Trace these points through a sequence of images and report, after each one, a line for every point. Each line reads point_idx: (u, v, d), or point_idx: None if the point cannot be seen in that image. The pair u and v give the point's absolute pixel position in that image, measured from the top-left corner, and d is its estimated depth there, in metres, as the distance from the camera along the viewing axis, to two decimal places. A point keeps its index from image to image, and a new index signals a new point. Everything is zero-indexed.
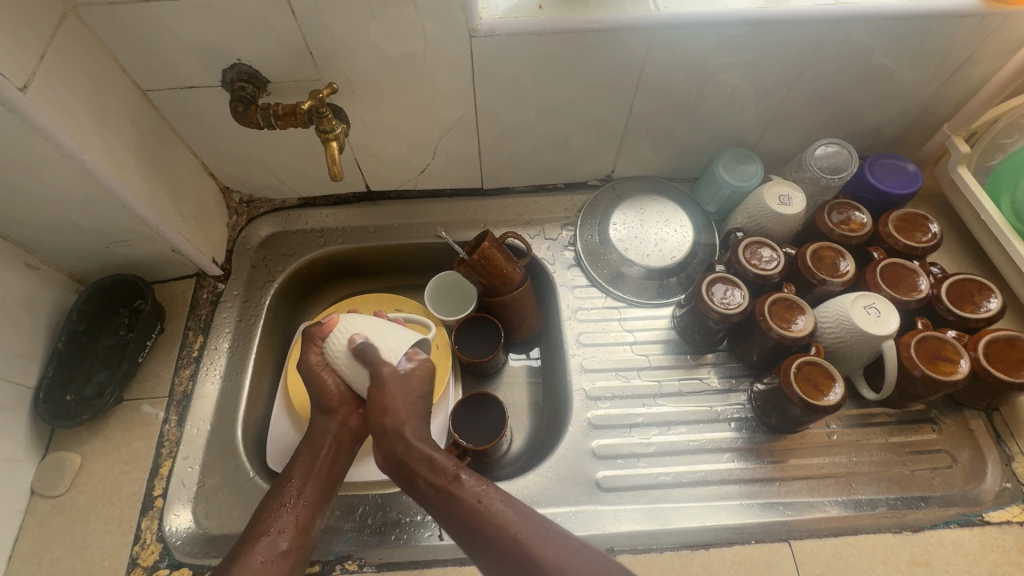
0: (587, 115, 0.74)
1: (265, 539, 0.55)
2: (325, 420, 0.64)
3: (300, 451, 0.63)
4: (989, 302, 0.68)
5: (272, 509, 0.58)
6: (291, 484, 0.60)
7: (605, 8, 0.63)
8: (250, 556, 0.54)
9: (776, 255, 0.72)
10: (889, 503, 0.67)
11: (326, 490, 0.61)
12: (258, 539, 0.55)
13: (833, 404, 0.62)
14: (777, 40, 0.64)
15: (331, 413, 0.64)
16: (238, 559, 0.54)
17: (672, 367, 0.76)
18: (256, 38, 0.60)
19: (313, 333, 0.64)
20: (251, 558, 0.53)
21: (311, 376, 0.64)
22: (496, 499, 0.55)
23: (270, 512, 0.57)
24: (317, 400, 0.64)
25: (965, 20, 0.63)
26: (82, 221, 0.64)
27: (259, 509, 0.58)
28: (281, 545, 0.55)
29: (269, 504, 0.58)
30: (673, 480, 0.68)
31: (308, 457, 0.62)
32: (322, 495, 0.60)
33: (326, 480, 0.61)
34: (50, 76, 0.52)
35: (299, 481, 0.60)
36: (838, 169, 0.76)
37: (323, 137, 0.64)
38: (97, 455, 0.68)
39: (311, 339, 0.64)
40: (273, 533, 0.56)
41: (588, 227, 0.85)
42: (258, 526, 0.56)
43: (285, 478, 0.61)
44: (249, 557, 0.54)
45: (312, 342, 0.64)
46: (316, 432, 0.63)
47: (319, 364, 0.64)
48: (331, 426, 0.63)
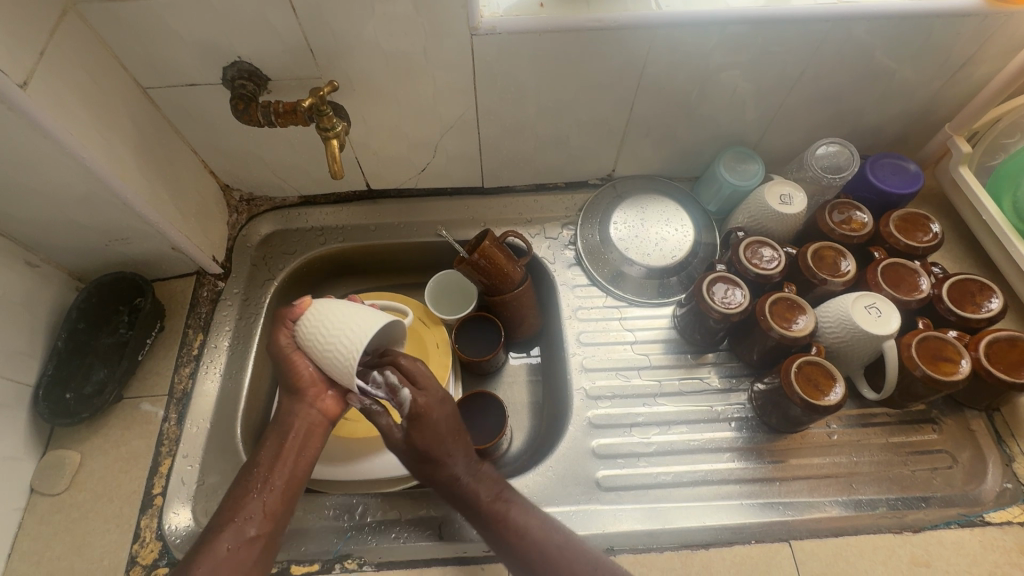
0: (588, 114, 0.74)
1: (231, 526, 0.55)
2: (295, 400, 0.62)
3: (268, 433, 0.61)
4: (990, 302, 0.68)
5: (240, 496, 0.57)
6: (259, 469, 0.58)
7: (606, 6, 0.63)
8: (215, 544, 0.53)
9: (776, 255, 0.72)
10: (889, 503, 0.67)
11: (296, 476, 0.59)
12: (224, 527, 0.54)
13: (833, 404, 0.62)
14: (779, 39, 0.64)
15: (300, 395, 0.62)
16: (206, 547, 0.53)
17: (672, 366, 0.76)
18: (257, 36, 0.60)
19: (283, 315, 0.60)
20: (217, 546, 0.53)
21: (283, 359, 0.61)
22: (530, 517, 0.59)
23: (237, 499, 0.56)
24: (288, 382, 0.62)
25: (967, 19, 0.63)
26: (82, 219, 0.64)
27: (227, 495, 0.57)
28: (248, 533, 0.55)
29: (237, 490, 0.57)
30: (674, 479, 0.68)
31: (275, 440, 0.60)
32: (291, 481, 0.59)
33: (295, 465, 0.60)
34: (50, 73, 0.52)
35: (267, 466, 0.59)
36: (840, 169, 0.76)
37: (324, 134, 0.64)
38: (97, 454, 0.68)
39: (281, 322, 0.60)
40: (240, 520, 0.55)
41: (588, 226, 0.85)
42: (224, 514, 0.55)
43: (253, 463, 0.59)
44: (214, 546, 0.53)
45: (282, 323, 0.60)
46: (284, 414, 0.61)
47: (288, 346, 0.61)
48: (298, 408, 0.61)
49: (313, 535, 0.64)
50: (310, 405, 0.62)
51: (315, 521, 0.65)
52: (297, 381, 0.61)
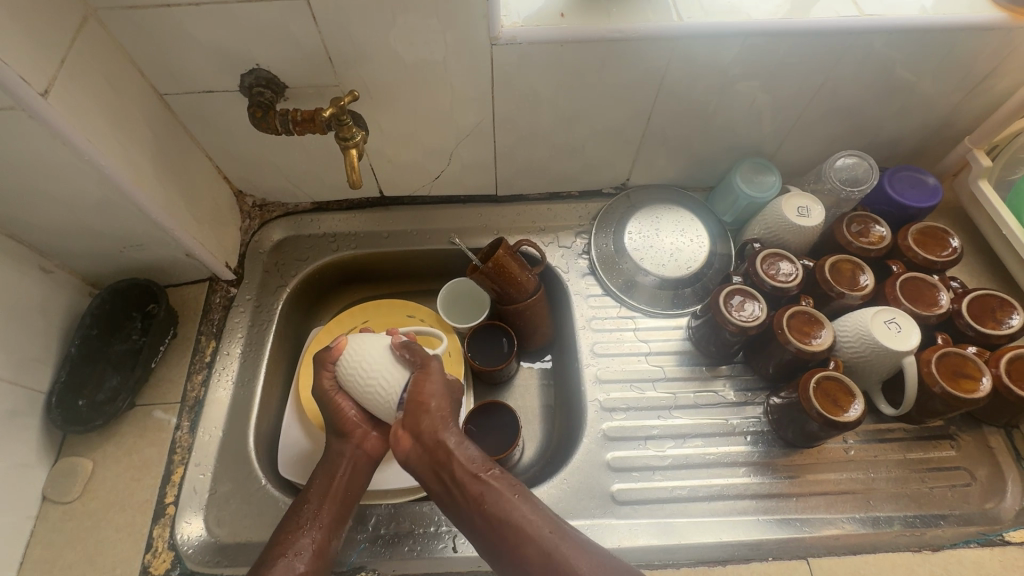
0: (605, 123, 0.74)
1: (282, 561, 0.55)
2: (341, 443, 0.64)
3: (317, 474, 0.62)
4: (1011, 319, 0.67)
5: (290, 531, 0.57)
6: (308, 506, 0.60)
7: (627, 14, 0.62)
8: None
9: (794, 268, 0.71)
10: (907, 521, 0.66)
11: (341, 514, 0.60)
12: (276, 562, 0.55)
13: (852, 420, 0.61)
14: (800, 52, 0.64)
15: (345, 436, 0.63)
16: None
17: (687, 378, 0.76)
18: (277, 44, 0.59)
19: (322, 358, 0.63)
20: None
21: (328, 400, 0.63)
22: (526, 499, 0.56)
23: (288, 534, 0.57)
24: (333, 425, 0.64)
25: (989, 33, 0.63)
26: (98, 226, 0.64)
27: (276, 533, 0.58)
28: (297, 568, 0.55)
29: (286, 524, 0.58)
30: (689, 494, 0.67)
31: (324, 479, 0.62)
32: (337, 518, 0.60)
33: (342, 504, 0.61)
34: (70, 80, 0.52)
35: (316, 503, 0.60)
36: (858, 181, 0.76)
37: (342, 144, 0.64)
38: (109, 462, 0.67)
39: (322, 366, 0.63)
40: (291, 556, 0.56)
41: (602, 235, 0.84)
42: (276, 548, 0.56)
43: (302, 502, 0.60)
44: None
45: (324, 367, 0.63)
46: (332, 454, 0.64)
47: (331, 388, 0.63)
48: (344, 448, 0.63)
49: None
50: (356, 446, 0.64)
51: None
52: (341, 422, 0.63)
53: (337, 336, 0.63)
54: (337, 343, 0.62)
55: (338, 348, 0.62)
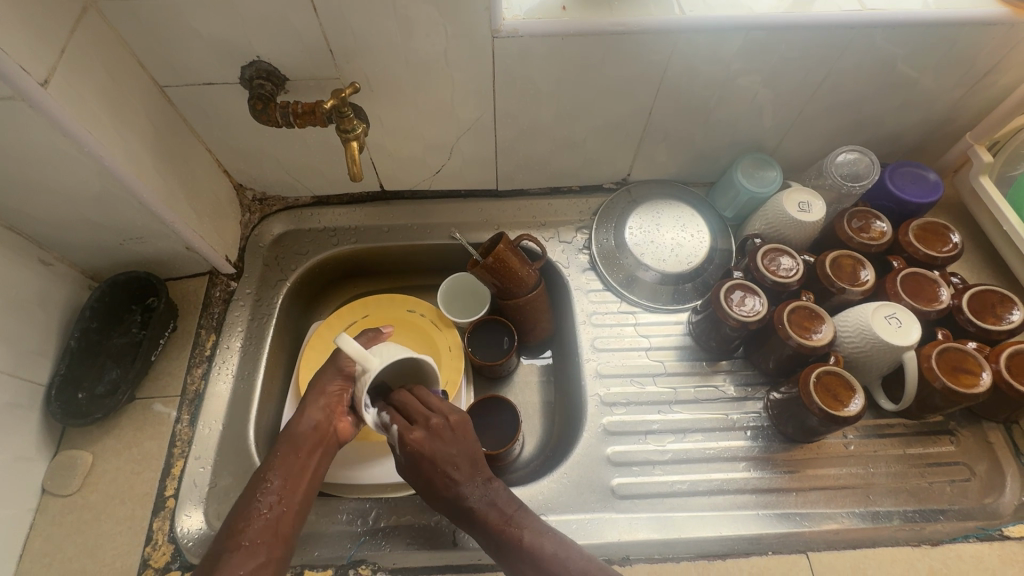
0: (606, 118, 0.73)
1: (241, 549, 0.53)
2: (309, 410, 0.62)
3: (279, 449, 0.60)
4: (1011, 314, 0.68)
5: (248, 516, 0.55)
6: (269, 488, 0.57)
7: (629, 8, 0.62)
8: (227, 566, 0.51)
9: (795, 263, 0.71)
10: (906, 515, 0.66)
11: (305, 493, 0.59)
12: (235, 550, 0.52)
13: (852, 415, 0.61)
14: (801, 46, 0.64)
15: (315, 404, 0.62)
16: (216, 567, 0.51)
17: (687, 374, 0.76)
18: (276, 35, 0.59)
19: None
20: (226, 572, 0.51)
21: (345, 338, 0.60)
22: (551, 542, 0.56)
23: (247, 518, 0.55)
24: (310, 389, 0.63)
25: (992, 28, 0.63)
26: (98, 218, 0.64)
27: (232, 515, 0.55)
28: (258, 556, 0.53)
29: (244, 506, 0.56)
30: (689, 488, 0.68)
31: (287, 456, 0.59)
32: (302, 499, 0.58)
33: (306, 483, 0.59)
34: (70, 71, 0.51)
35: (278, 483, 0.57)
36: (859, 177, 0.75)
37: (343, 136, 0.64)
38: (109, 454, 0.67)
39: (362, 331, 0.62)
40: (250, 542, 0.53)
41: (603, 230, 0.84)
42: (234, 533, 0.54)
43: (262, 482, 0.57)
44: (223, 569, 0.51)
45: None
46: (294, 427, 0.61)
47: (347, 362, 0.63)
48: (310, 418, 0.61)
49: (326, 540, 0.64)
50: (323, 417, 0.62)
51: (328, 525, 0.65)
52: (323, 383, 0.63)
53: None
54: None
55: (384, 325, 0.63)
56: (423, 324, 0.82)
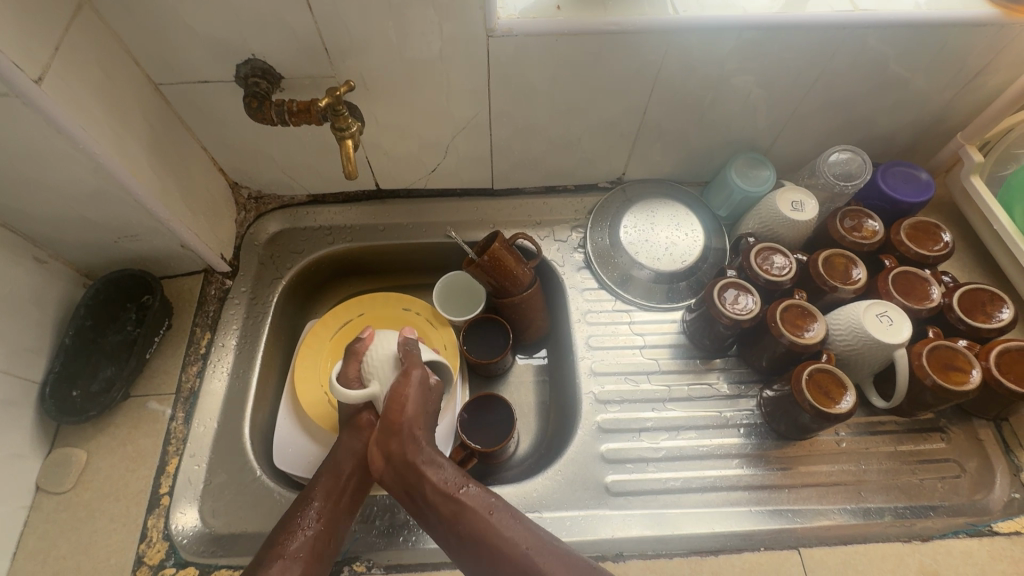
0: (600, 117, 0.74)
1: (280, 560, 0.55)
2: (350, 436, 0.65)
3: (321, 472, 0.62)
4: (1001, 312, 0.68)
5: (289, 532, 0.57)
6: (310, 507, 0.59)
7: (623, 8, 0.62)
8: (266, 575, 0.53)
9: (787, 262, 0.71)
10: (897, 512, 0.67)
11: (344, 515, 0.61)
12: (274, 561, 0.55)
13: (844, 412, 0.62)
14: (794, 46, 0.64)
15: (357, 430, 0.65)
16: None
17: (681, 371, 0.76)
18: (271, 34, 0.59)
19: (355, 349, 0.66)
20: None
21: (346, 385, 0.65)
22: (493, 505, 0.56)
23: (287, 534, 0.57)
24: (348, 415, 0.66)
25: (982, 29, 0.63)
26: (92, 215, 0.64)
27: (276, 531, 0.58)
28: (294, 572, 0.54)
29: (288, 520, 0.58)
30: (682, 485, 0.68)
31: (329, 478, 0.62)
32: (341, 522, 0.60)
33: (346, 506, 0.61)
34: (64, 68, 0.51)
35: (319, 503, 0.60)
36: (852, 176, 0.76)
37: (338, 134, 0.64)
38: (104, 452, 0.67)
39: (354, 355, 0.66)
40: (287, 558, 0.55)
41: (598, 230, 0.85)
42: (272, 549, 0.56)
43: (305, 501, 0.60)
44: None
45: (355, 357, 0.66)
46: (338, 450, 0.64)
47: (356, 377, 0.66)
48: (352, 444, 0.64)
49: None
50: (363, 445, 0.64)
51: None
52: (357, 414, 0.66)
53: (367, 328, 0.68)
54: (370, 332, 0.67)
55: (370, 339, 0.67)
56: (419, 322, 0.82)
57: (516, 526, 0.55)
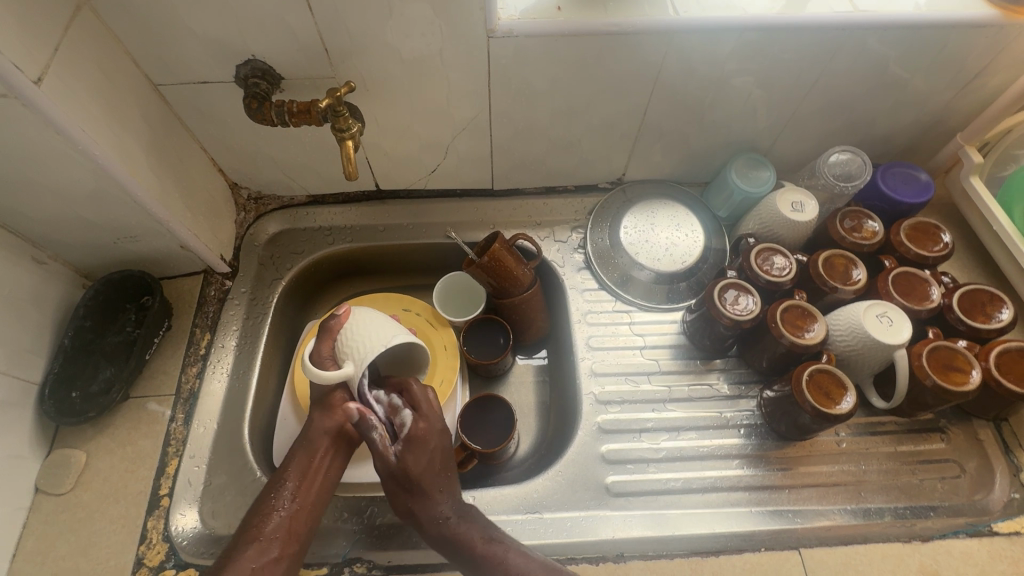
0: (600, 118, 0.74)
1: (255, 544, 0.54)
2: (322, 416, 0.61)
3: (295, 450, 0.60)
4: (1000, 313, 0.68)
5: (263, 514, 0.56)
6: (284, 487, 0.58)
7: (623, 8, 0.62)
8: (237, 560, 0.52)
9: (788, 262, 0.71)
10: (897, 512, 0.67)
11: (318, 494, 0.59)
12: (249, 544, 0.53)
13: (844, 412, 0.62)
14: (794, 47, 0.64)
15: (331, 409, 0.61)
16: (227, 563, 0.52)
17: (682, 372, 0.76)
18: (271, 35, 0.59)
19: (329, 327, 0.61)
20: (240, 564, 0.52)
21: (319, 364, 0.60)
22: (525, 559, 0.56)
23: (262, 516, 0.56)
24: (321, 394, 0.62)
25: (981, 30, 0.63)
26: (91, 216, 0.63)
27: (250, 511, 0.56)
28: (271, 554, 0.54)
29: (262, 504, 0.57)
30: (683, 486, 0.68)
31: (304, 457, 0.60)
32: (316, 500, 0.59)
33: (321, 485, 0.60)
34: (64, 68, 0.51)
35: (293, 484, 0.58)
36: (852, 177, 0.76)
37: (338, 135, 0.64)
38: (103, 453, 0.67)
39: (327, 332, 0.61)
40: (263, 541, 0.54)
41: (598, 230, 0.85)
42: (247, 532, 0.55)
43: (279, 481, 0.58)
44: (236, 564, 0.52)
45: (329, 335, 0.61)
46: (311, 430, 0.61)
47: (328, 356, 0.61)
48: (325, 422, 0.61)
49: (322, 537, 0.64)
50: (335, 421, 0.61)
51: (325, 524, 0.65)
52: (331, 394, 0.61)
53: (344, 305, 0.62)
54: (347, 310, 0.62)
55: (345, 316, 0.62)
56: (419, 322, 0.82)
57: (533, 569, 0.55)
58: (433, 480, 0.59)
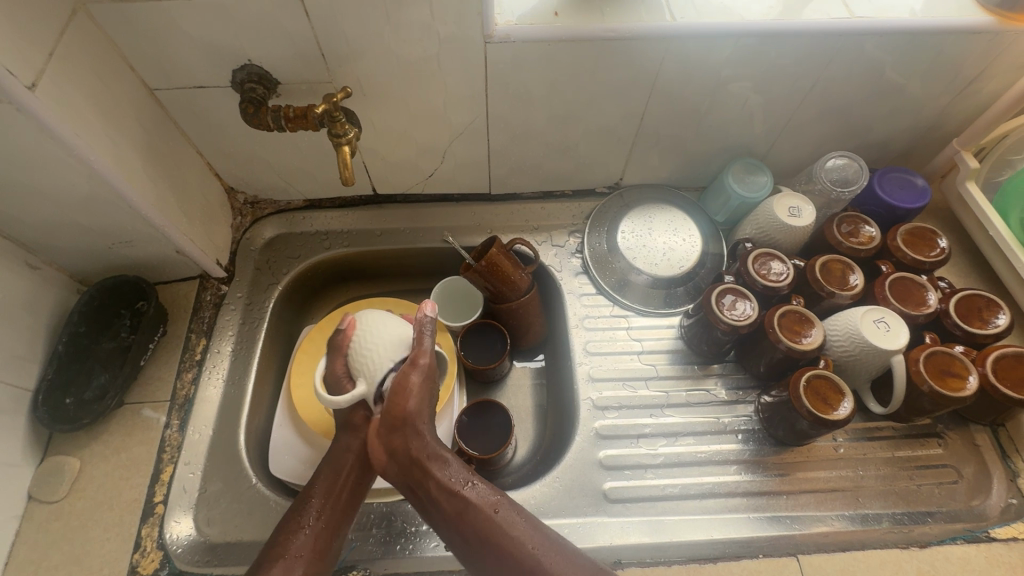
0: (597, 123, 0.74)
1: (281, 561, 0.53)
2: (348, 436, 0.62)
3: (321, 468, 0.61)
4: (997, 318, 0.68)
5: (289, 531, 0.56)
6: (310, 505, 0.58)
7: (621, 13, 0.62)
8: None
9: (785, 268, 0.71)
10: (895, 518, 0.67)
11: (344, 512, 0.59)
12: (275, 562, 0.53)
13: (842, 418, 0.62)
14: (791, 53, 0.64)
15: (355, 430, 0.62)
16: None
17: (679, 377, 0.76)
18: (268, 40, 0.59)
19: (338, 342, 0.61)
20: None
21: (334, 385, 0.60)
22: (511, 514, 0.55)
23: (288, 534, 0.55)
24: (343, 416, 0.63)
25: (977, 36, 0.64)
26: (86, 222, 0.63)
27: (277, 530, 0.56)
28: (296, 571, 0.53)
29: (289, 520, 0.57)
30: (681, 492, 0.68)
31: (329, 476, 0.60)
32: (341, 517, 0.58)
33: (346, 502, 0.59)
34: (57, 73, 0.51)
35: (318, 501, 0.58)
36: (849, 183, 0.76)
37: (335, 141, 0.64)
38: (98, 460, 0.67)
39: (337, 350, 0.61)
40: (290, 557, 0.54)
41: (596, 235, 0.85)
42: (274, 549, 0.54)
43: (304, 500, 0.58)
44: None
45: (337, 351, 0.61)
46: (336, 448, 0.62)
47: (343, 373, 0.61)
48: (350, 441, 0.61)
49: None
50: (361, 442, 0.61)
51: None
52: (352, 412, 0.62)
53: (347, 317, 0.62)
54: (349, 322, 0.61)
55: (351, 328, 0.62)
56: None
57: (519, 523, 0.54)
58: (426, 420, 0.60)
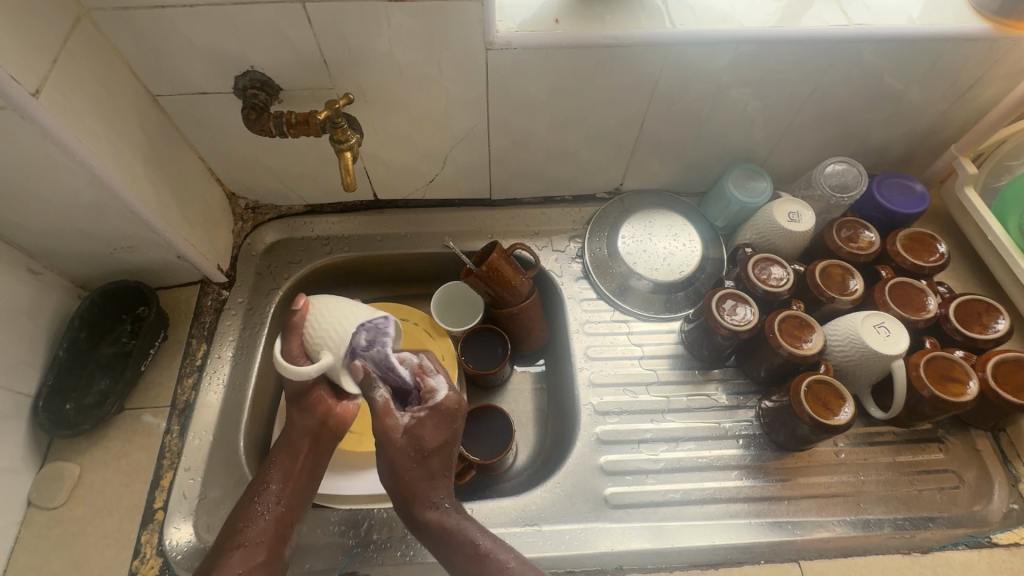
0: (597, 129, 0.74)
1: (239, 551, 0.54)
2: (302, 415, 0.59)
3: (276, 449, 0.60)
4: (996, 323, 0.69)
5: (247, 517, 0.56)
6: (268, 490, 0.58)
7: (621, 20, 0.63)
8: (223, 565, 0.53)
9: (785, 273, 0.72)
10: (896, 523, 0.67)
11: (303, 494, 0.59)
12: (234, 551, 0.54)
13: (843, 423, 0.62)
14: (789, 59, 0.65)
15: (308, 408, 0.58)
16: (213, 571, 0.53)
17: (680, 382, 0.76)
18: (270, 47, 0.59)
19: (292, 322, 0.56)
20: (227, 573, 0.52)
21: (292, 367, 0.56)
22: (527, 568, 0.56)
23: (246, 520, 0.56)
24: (297, 392, 0.58)
25: (975, 43, 0.64)
26: (88, 227, 0.63)
27: (233, 517, 0.57)
28: (256, 558, 0.54)
29: (244, 507, 0.57)
30: (682, 498, 0.68)
31: (286, 458, 0.59)
32: (300, 500, 0.59)
33: (304, 484, 0.59)
34: (62, 79, 0.51)
35: (276, 485, 0.58)
36: (848, 188, 0.76)
37: (337, 147, 0.64)
38: (97, 466, 0.67)
39: (293, 329, 0.56)
40: (248, 546, 0.54)
41: (596, 239, 0.85)
42: (232, 537, 0.55)
43: (261, 484, 0.58)
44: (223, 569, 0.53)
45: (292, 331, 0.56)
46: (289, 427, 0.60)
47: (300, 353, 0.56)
48: (304, 423, 0.59)
49: (317, 554, 0.63)
50: (316, 422, 0.58)
51: (320, 537, 0.64)
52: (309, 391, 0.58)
53: (300, 296, 0.58)
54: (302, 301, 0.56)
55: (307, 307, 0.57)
56: (416, 332, 0.81)
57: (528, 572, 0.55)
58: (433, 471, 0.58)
